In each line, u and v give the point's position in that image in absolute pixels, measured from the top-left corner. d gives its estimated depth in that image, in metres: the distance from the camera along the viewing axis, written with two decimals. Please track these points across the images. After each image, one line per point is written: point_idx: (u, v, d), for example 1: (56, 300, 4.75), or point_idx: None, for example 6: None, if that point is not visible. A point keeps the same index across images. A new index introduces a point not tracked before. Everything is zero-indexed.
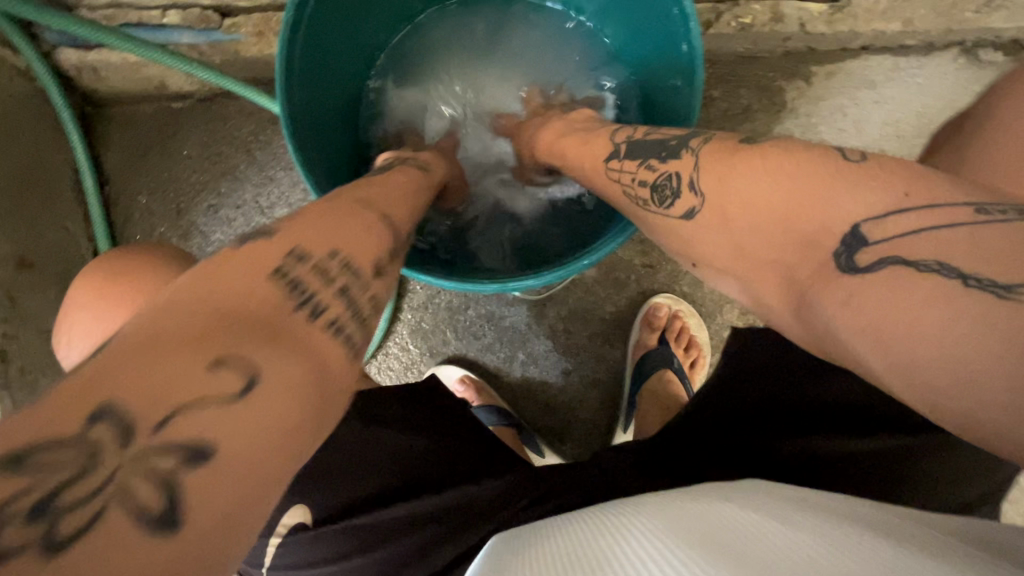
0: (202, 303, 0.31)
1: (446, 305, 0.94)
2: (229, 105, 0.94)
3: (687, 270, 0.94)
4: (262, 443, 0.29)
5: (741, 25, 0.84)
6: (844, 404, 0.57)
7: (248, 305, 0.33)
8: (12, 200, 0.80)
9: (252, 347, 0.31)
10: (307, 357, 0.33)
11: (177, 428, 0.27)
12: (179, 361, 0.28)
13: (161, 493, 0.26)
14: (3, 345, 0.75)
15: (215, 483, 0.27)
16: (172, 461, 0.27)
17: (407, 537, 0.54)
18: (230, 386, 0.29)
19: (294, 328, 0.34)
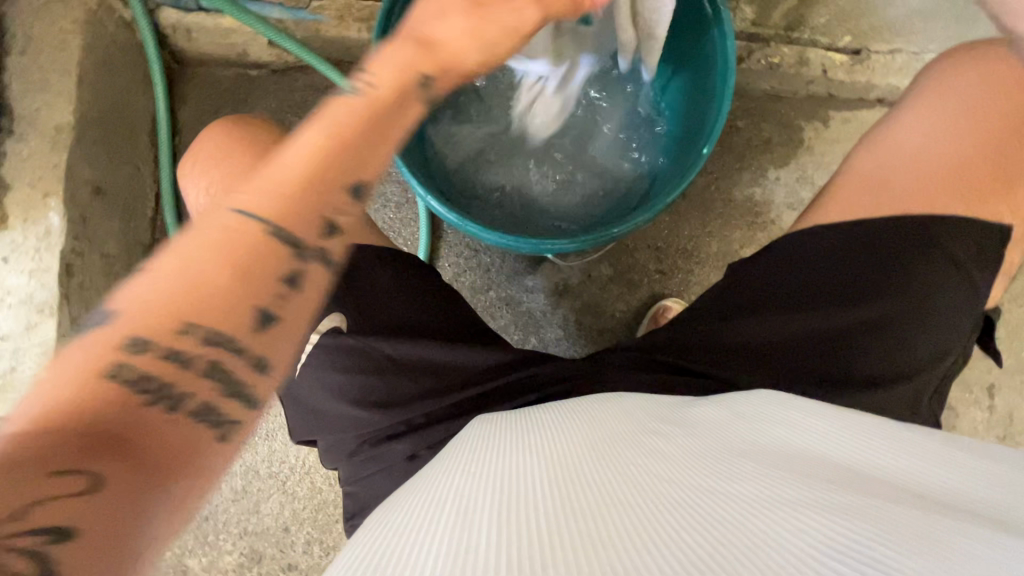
0: (84, 417, 0.34)
1: (470, 284, 1.01)
2: (300, 78, 1.03)
3: (697, 280, 1.01)
4: (113, 521, 0.32)
5: (770, 64, 0.93)
6: (826, 296, 0.63)
7: (99, 403, 0.35)
8: (101, 132, 0.88)
9: (117, 460, 0.34)
10: (169, 444, 0.36)
11: (30, 517, 0.30)
12: (31, 476, 0.31)
13: (31, 565, 0.29)
14: (69, 260, 0.83)
15: (85, 563, 0.30)
16: (40, 541, 0.30)
17: (418, 379, 0.62)
18: (76, 485, 0.32)
19: (154, 415, 0.36)
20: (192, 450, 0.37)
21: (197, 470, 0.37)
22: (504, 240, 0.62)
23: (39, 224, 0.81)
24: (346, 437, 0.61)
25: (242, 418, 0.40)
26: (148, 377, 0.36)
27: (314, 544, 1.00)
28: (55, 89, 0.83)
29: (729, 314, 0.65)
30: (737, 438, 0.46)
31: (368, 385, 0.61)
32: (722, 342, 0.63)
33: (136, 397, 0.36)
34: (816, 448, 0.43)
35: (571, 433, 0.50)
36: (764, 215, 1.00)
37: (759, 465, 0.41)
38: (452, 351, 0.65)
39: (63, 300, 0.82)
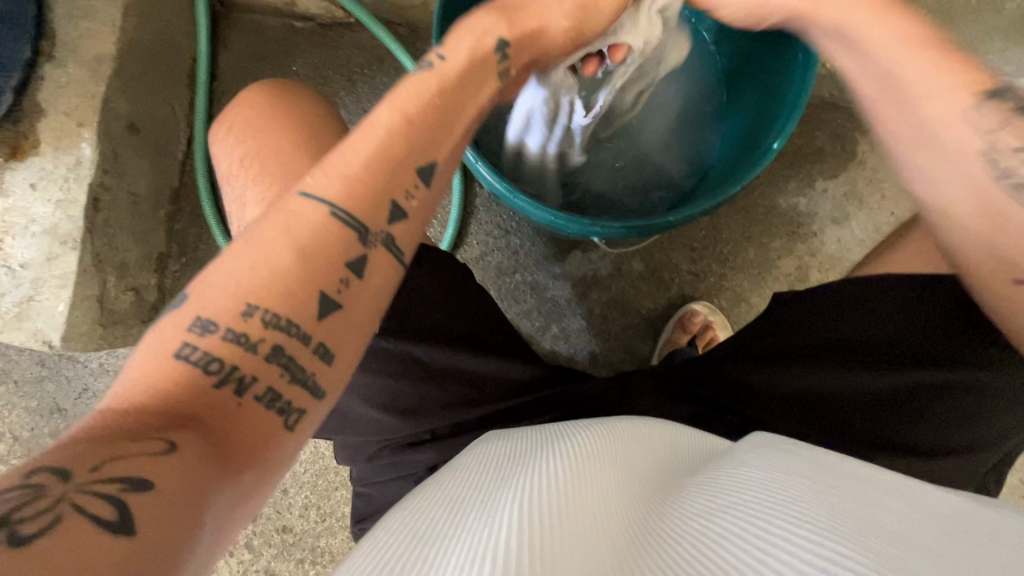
0: (150, 394, 0.35)
1: (496, 266, 0.98)
2: (345, 35, 1.00)
3: (729, 286, 0.97)
4: (185, 492, 0.31)
5: (835, 69, 0.92)
6: (901, 346, 0.59)
7: (172, 377, 0.35)
8: (141, 68, 0.86)
9: (181, 427, 0.34)
10: (244, 424, 0.36)
11: (108, 472, 0.30)
12: (112, 438, 0.31)
13: (109, 514, 0.28)
14: (97, 194, 0.82)
15: (154, 518, 0.29)
16: (114, 489, 0.29)
17: (446, 387, 0.60)
18: (156, 446, 0.32)
19: (226, 401, 0.36)
20: (264, 439, 0.36)
21: (268, 460, 0.36)
22: (551, 221, 0.61)
23: (71, 154, 0.80)
24: (368, 440, 0.60)
25: (308, 408, 0.38)
26: (219, 361, 0.36)
27: (311, 509, 0.99)
28: (100, 17, 0.81)
29: (779, 352, 0.62)
30: (770, 464, 0.46)
31: (398, 385, 0.58)
32: (765, 381, 0.61)
33: (207, 376, 0.36)
34: (854, 483, 0.42)
35: (603, 438, 0.49)
36: (806, 226, 0.97)
37: (792, 488, 0.41)
38: (483, 359, 0.62)
39: (86, 234, 0.80)
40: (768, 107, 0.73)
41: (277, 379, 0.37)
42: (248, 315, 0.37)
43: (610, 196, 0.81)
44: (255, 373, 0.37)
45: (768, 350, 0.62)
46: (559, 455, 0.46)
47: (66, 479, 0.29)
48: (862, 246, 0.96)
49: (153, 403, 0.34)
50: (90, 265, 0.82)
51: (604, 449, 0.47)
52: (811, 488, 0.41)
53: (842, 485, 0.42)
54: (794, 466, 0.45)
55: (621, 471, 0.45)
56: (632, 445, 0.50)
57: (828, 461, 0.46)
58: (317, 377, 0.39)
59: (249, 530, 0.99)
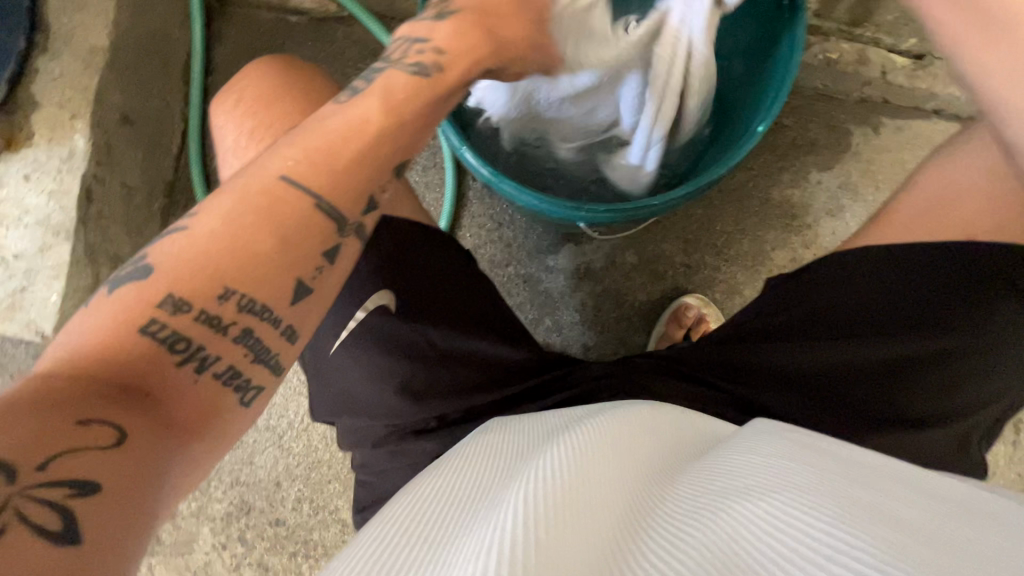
0: (100, 373, 0.36)
1: (490, 258, 0.98)
2: (339, 29, 1.01)
3: (724, 278, 0.97)
4: (138, 481, 0.33)
5: (827, 59, 0.92)
6: (885, 320, 0.59)
7: (122, 360, 0.37)
8: (135, 60, 0.87)
9: (133, 412, 0.35)
10: (191, 403, 0.39)
11: (58, 471, 0.31)
12: (60, 421, 0.32)
13: (57, 519, 0.29)
14: (90, 186, 0.82)
15: (104, 513, 0.31)
16: (63, 494, 0.30)
17: (457, 372, 0.60)
18: (106, 438, 0.33)
19: (183, 377, 0.39)
20: (216, 409, 0.40)
21: (214, 433, 0.40)
22: (536, 206, 0.61)
23: (64, 145, 0.80)
24: (376, 422, 0.59)
25: (266, 386, 0.43)
26: (186, 339, 0.39)
27: (305, 502, 0.99)
28: (94, 10, 0.82)
29: (773, 334, 0.61)
30: (777, 452, 0.44)
31: (408, 370, 0.58)
32: (756, 361, 0.60)
33: (170, 355, 0.38)
34: (864, 471, 0.41)
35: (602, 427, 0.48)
36: (801, 218, 0.96)
37: (802, 475, 0.39)
38: (493, 346, 0.61)
39: (79, 225, 0.81)
40: (759, 90, 0.72)
41: (242, 358, 0.41)
42: (224, 298, 0.40)
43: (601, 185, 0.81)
44: (220, 352, 0.40)
45: (757, 332, 0.62)
46: (561, 446, 0.45)
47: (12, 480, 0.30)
48: None
49: (99, 384, 0.35)
50: (83, 256, 0.82)
51: (606, 437, 0.46)
52: (819, 475, 0.39)
53: (853, 474, 0.40)
54: (802, 455, 0.44)
55: (626, 463, 0.44)
56: (637, 434, 0.48)
57: (842, 453, 0.44)
58: (282, 357, 0.43)
59: (243, 523, 0.99)
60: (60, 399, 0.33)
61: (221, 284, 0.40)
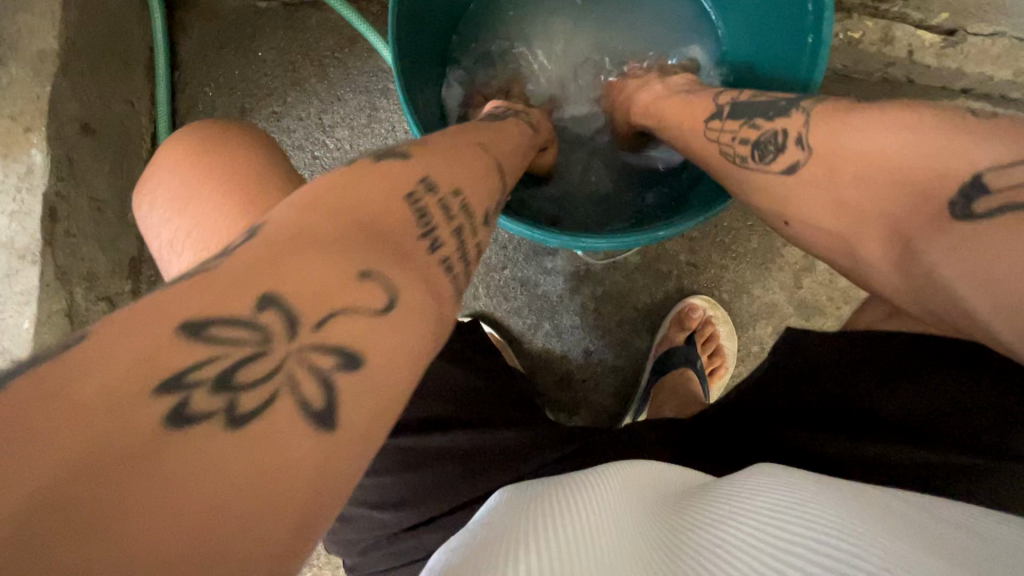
0: (332, 220, 0.31)
1: (484, 262, 0.93)
2: (312, 16, 0.93)
3: (730, 277, 0.92)
4: (393, 359, 0.29)
5: (849, 39, 0.83)
6: (933, 414, 0.46)
7: (367, 214, 0.33)
8: (91, 61, 0.80)
9: (386, 269, 0.31)
10: (430, 281, 0.33)
11: (326, 334, 0.28)
12: (315, 258, 0.29)
13: (319, 395, 0.27)
14: (53, 203, 0.77)
15: (360, 395, 0.27)
16: (327, 363, 0.27)
17: (442, 468, 0.55)
18: (371, 300, 0.29)
19: (421, 253, 0.34)
20: (435, 295, 0.33)
21: (444, 325, 0.33)
22: (531, 237, 0.55)
23: (20, 161, 0.74)
24: (363, 534, 0.55)
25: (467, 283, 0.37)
26: (404, 215, 0.35)
27: None
28: (37, 9, 0.75)
29: (818, 408, 0.51)
30: (832, 484, 0.37)
31: (399, 482, 0.54)
32: (808, 444, 0.49)
33: (386, 225, 0.33)
34: (941, 513, 0.34)
35: (622, 478, 0.42)
36: None
37: (869, 515, 0.32)
38: (481, 434, 0.57)
39: (46, 247, 0.76)
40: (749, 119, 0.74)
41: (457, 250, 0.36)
42: (409, 199, 0.35)
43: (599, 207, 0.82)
44: (446, 238, 0.36)
45: (779, 408, 0.53)
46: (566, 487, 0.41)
47: (290, 335, 0.27)
48: None
49: (356, 231, 0.31)
50: (52, 278, 0.77)
51: (625, 492, 0.40)
52: (893, 520, 0.32)
53: (930, 518, 0.33)
54: (865, 490, 0.36)
55: (636, 501, 0.40)
56: (648, 481, 0.43)
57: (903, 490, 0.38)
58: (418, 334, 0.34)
59: None
60: (322, 226, 0.31)
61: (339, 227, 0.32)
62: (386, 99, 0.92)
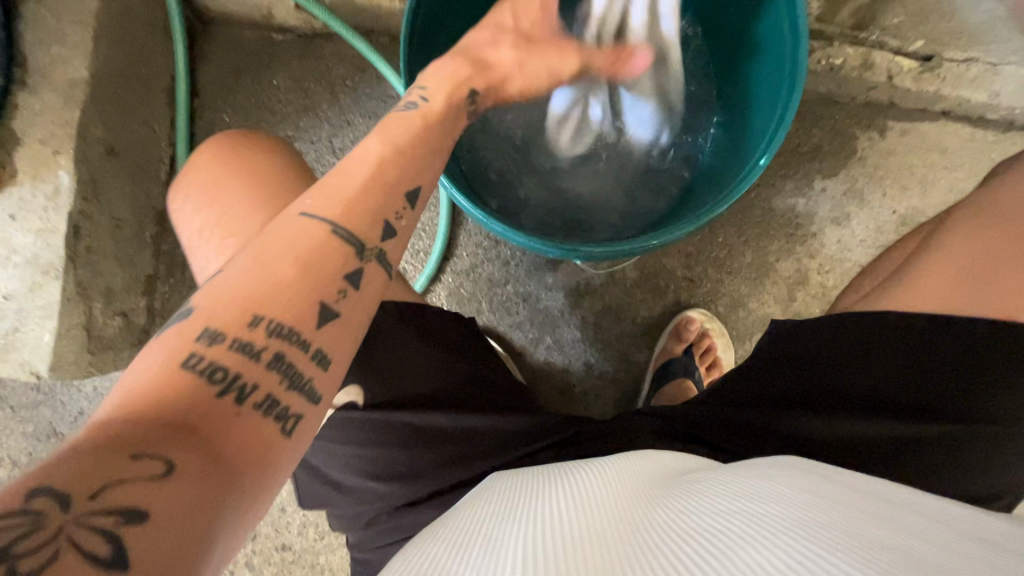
0: (148, 407, 0.32)
1: (487, 277, 0.97)
2: (325, 46, 0.98)
3: (726, 291, 0.95)
4: (193, 509, 0.29)
5: (831, 65, 0.87)
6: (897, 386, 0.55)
7: (166, 398, 0.33)
8: (117, 89, 0.85)
9: (193, 439, 0.32)
10: (237, 437, 0.33)
11: (111, 497, 0.28)
12: (111, 449, 0.29)
13: (106, 546, 0.26)
14: (77, 221, 0.80)
15: (158, 542, 0.27)
16: (110, 522, 0.27)
17: (442, 449, 0.56)
18: (155, 467, 0.29)
19: (222, 410, 0.34)
20: (260, 448, 0.34)
21: (262, 466, 0.34)
22: (533, 248, 0.58)
23: (47, 182, 0.78)
24: (366, 509, 0.57)
25: (305, 413, 0.37)
26: (224, 369, 0.35)
27: (308, 527, 0.99)
28: (70, 41, 0.79)
29: (786, 396, 0.57)
30: (789, 481, 0.43)
31: (394, 458, 0.56)
32: (772, 426, 0.56)
33: (212, 387, 0.34)
34: (881, 506, 0.40)
35: (612, 468, 0.47)
36: (805, 228, 0.94)
37: (820, 512, 0.38)
38: (480, 418, 0.58)
39: (69, 263, 0.79)
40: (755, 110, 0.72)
41: (277, 387, 0.36)
42: (253, 326, 0.37)
43: (610, 212, 0.81)
44: (258, 381, 0.36)
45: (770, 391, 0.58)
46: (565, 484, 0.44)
47: (66, 507, 0.27)
48: (863, 246, 0.93)
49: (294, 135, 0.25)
50: (73, 293, 0.81)
51: (614, 479, 0.45)
52: (841, 515, 0.38)
53: (873, 511, 0.39)
54: (818, 485, 0.42)
55: (635, 490, 0.43)
56: (634, 468, 0.47)
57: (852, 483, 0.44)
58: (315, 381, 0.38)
59: (249, 549, 0.99)
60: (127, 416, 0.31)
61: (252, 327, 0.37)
62: None
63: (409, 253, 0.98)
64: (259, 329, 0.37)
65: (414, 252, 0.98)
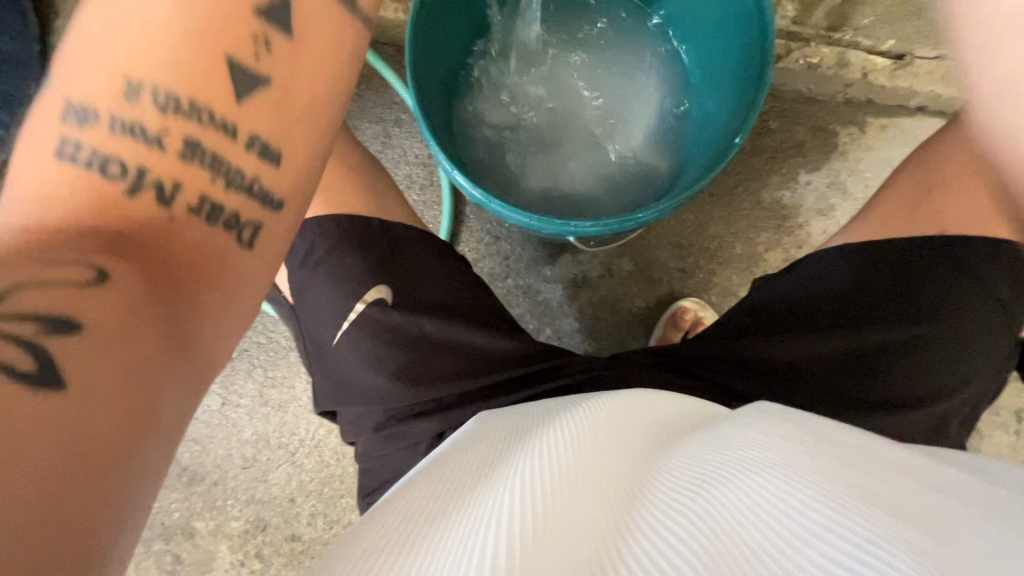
0: (60, 227, 0.33)
1: (488, 272, 1.01)
2: None
3: (718, 281, 0.99)
4: (124, 331, 0.32)
5: (809, 64, 0.93)
6: (859, 304, 0.63)
7: (88, 205, 0.34)
8: None
9: (109, 256, 0.33)
10: (169, 254, 0.35)
11: (29, 309, 0.30)
12: (32, 268, 0.32)
13: (32, 360, 0.29)
14: None
15: (86, 357, 0.30)
16: (34, 331, 0.30)
17: (449, 360, 0.62)
18: (85, 275, 0.32)
19: (150, 212, 0.35)
20: (202, 259, 0.36)
21: (207, 266, 0.36)
22: (530, 222, 0.64)
23: None
24: (372, 410, 0.60)
25: (265, 221, 0.38)
26: (128, 165, 0.35)
27: (318, 517, 1.01)
28: None
29: (754, 328, 0.64)
30: (769, 425, 0.45)
31: (404, 360, 0.60)
32: (742, 353, 0.63)
33: (120, 194, 0.35)
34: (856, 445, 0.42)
35: (602, 410, 0.50)
36: (791, 219, 0.98)
37: (794, 450, 0.40)
38: (485, 336, 0.64)
39: None
40: (730, 100, 0.74)
41: (214, 187, 0.37)
42: (139, 111, 0.35)
43: (593, 198, 0.82)
44: (180, 178, 0.36)
45: (747, 323, 0.65)
46: (563, 430, 0.46)
47: None
48: None
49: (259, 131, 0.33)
50: None
51: (604, 422, 0.47)
52: (813, 452, 0.40)
53: (845, 448, 0.41)
54: (796, 428, 0.45)
55: (624, 437, 0.46)
56: (624, 411, 0.50)
57: (830, 425, 0.46)
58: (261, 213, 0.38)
59: (259, 539, 1.01)
60: (40, 238, 0.33)
61: (165, 130, 0.36)
62: (399, 127, 1.03)
63: (422, 208, 1.02)
64: (166, 141, 0.36)
65: (427, 210, 1.03)
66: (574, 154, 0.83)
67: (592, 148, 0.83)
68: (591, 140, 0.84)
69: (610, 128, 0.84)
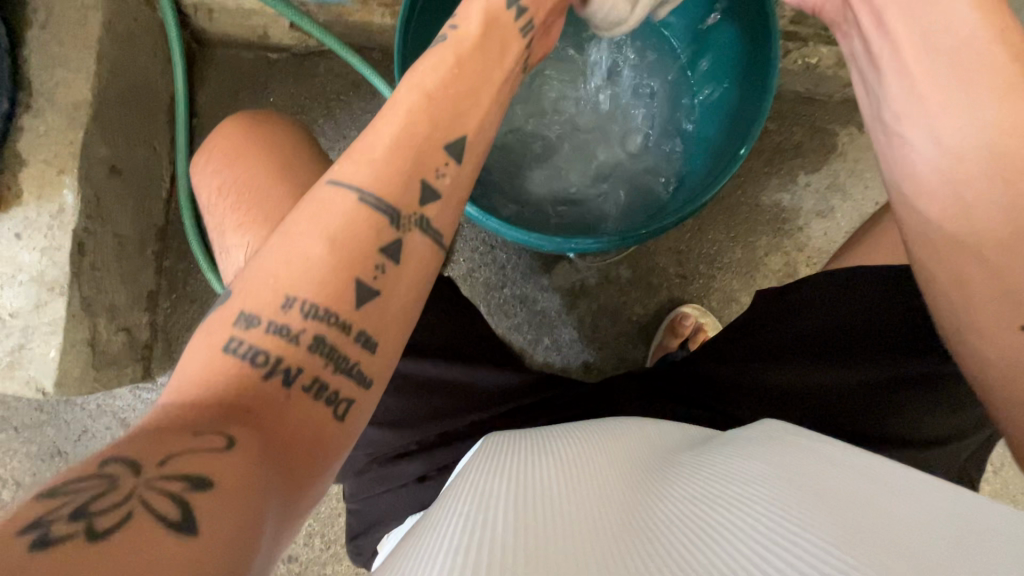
0: (205, 396, 0.35)
1: (484, 281, 0.99)
2: (319, 64, 1.01)
3: (718, 287, 0.97)
4: (248, 482, 0.31)
5: (807, 65, 0.91)
6: (870, 332, 0.61)
7: (224, 383, 0.36)
8: (119, 110, 0.88)
9: (238, 424, 0.34)
10: (289, 418, 0.36)
11: (175, 466, 0.30)
12: (176, 434, 0.32)
13: (176, 511, 0.28)
14: (82, 239, 0.82)
15: (221, 510, 0.29)
16: (180, 487, 0.29)
17: (434, 399, 0.61)
18: (217, 442, 0.32)
19: (276, 394, 0.36)
20: (317, 428, 0.37)
21: (313, 449, 0.36)
22: (531, 240, 0.62)
23: (53, 201, 0.80)
24: (356, 454, 0.59)
25: (356, 399, 0.39)
26: (266, 353, 0.37)
27: (314, 537, 0.99)
28: (74, 65, 0.82)
29: (756, 354, 0.63)
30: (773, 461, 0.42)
31: (383, 404, 0.59)
32: (746, 382, 0.61)
33: (258, 370, 0.37)
34: (865, 480, 0.39)
35: (595, 449, 0.47)
36: (791, 222, 0.97)
37: (797, 492, 0.37)
38: (472, 371, 0.63)
39: (74, 279, 0.81)
40: (735, 105, 0.73)
41: (324, 371, 0.38)
42: (288, 307, 0.38)
43: (598, 212, 0.80)
44: (302, 364, 0.38)
45: (750, 347, 0.63)
46: (560, 463, 0.45)
47: (137, 472, 0.29)
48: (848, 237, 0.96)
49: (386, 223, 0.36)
50: (78, 309, 0.82)
51: (597, 462, 0.44)
52: (816, 492, 0.37)
53: (852, 486, 0.38)
54: (799, 463, 0.41)
55: (616, 474, 0.43)
56: (616, 448, 0.47)
57: (835, 454, 0.43)
58: (361, 366, 0.39)
59: None
60: (191, 409, 0.34)
61: (288, 308, 0.38)
62: None
63: None
64: (293, 311, 0.38)
65: None
66: (574, 167, 0.81)
67: (594, 158, 0.81)
68: (592, 150, 0.82)
69: (609, 138, 0.82)
